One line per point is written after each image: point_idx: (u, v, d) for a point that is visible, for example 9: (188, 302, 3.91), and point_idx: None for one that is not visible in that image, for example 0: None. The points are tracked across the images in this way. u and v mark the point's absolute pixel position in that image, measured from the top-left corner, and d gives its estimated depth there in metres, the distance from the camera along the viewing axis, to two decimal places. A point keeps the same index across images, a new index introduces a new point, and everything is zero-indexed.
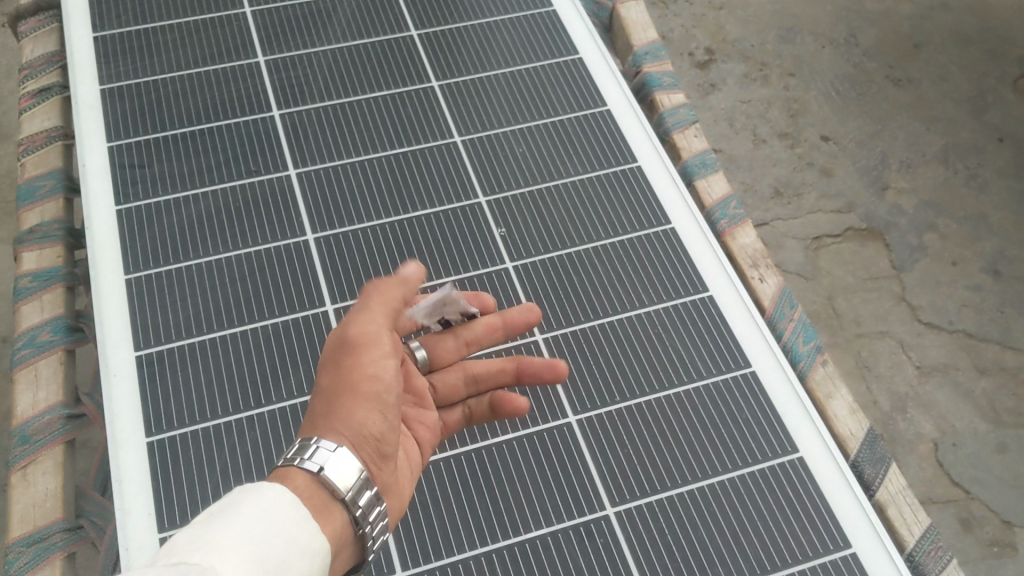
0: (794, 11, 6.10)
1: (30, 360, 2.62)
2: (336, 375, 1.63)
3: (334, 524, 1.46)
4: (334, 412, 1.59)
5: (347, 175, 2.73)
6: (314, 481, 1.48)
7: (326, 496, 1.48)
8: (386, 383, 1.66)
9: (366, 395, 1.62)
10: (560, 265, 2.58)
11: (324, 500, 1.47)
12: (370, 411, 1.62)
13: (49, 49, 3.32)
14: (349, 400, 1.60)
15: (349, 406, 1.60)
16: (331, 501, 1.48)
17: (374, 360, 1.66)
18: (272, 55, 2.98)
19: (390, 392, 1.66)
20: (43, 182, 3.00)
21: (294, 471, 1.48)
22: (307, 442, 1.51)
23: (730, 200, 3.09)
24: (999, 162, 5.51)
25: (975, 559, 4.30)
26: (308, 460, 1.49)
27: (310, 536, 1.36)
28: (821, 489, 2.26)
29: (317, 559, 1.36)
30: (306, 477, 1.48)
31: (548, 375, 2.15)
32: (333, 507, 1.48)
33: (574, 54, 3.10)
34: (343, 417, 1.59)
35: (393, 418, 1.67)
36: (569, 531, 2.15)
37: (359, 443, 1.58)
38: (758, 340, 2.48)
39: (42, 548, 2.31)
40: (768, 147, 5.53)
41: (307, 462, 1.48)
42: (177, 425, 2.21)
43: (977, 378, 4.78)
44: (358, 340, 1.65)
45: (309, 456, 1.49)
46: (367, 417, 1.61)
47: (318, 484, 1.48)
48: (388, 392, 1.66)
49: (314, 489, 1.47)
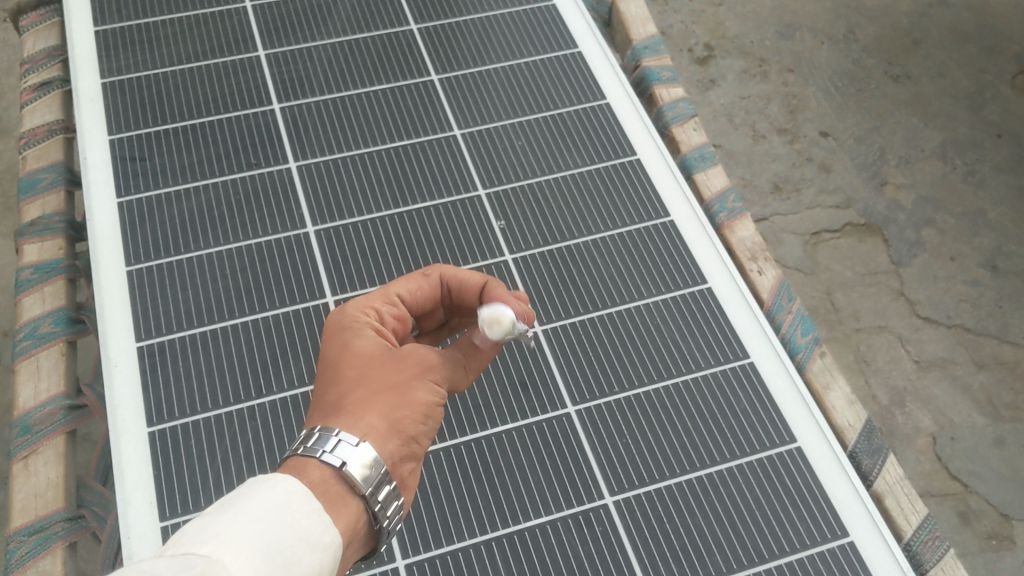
0: (793, 8, 6.11)
1: (30, 351, 2.64)
2: (389, 374, 1.70)
3: (350, 516, 1.46)
4: (375, 405, 1.65)
5: (347, 167, 2.74)
6: (334, 475, 1.48)
7: (343, 488, 1.48)
8: (433, 400, 1.72)
9: (413, 404, 1.68)
10: (559, 257, 2.59)
11: (342, 493, 1.47)
12: (410, 416, 1.67)
13: (50, 43, 3.33)
14: (396, 402, 1.66)
15: (391, 405, 1.66)
16: (349, 493, 1.49)
17: (433, 378, 1.73)
18: (273, 49, 2.99)
19: (436, 410, 1.73)
20: (44, 174, 3.02)
21: (312, 463, 1.49)
22: (327, 435, 1.52)
23: (729, 193, 3.10)
24: (997, 158, 5.52)
25: (973, 552, 4.32)
26: (329, 453, 1.49)
27: (322, 529, 1.37)
28: (818, 478, 2.27)
29: (328, 553, 1.37)
30: (324, 469, 1.48)
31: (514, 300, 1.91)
32: (349, 499, 1.48)
33: (574, 47, 3.11)
34: (384, 412, 1.64)
35: (431, 429, 1.73)
36: (567, 519, 2.16)
37: (392, 442, 1.63)
38: (756, 331, 2.49)
39: (44, 537, 2.32)
40: (767, 143, 5.54)
41: (327, 456, 1.49)
42: (178, 415, 2.22)
43: (975, 372, 4.80)
44: (429, 360, 1.74)
45: (329, 449, 1.50)
46: (409, 422, 1.66)
47: (338, 477, 1.48)
48: (435, 407, 1.72)
49: (331, 482, 1.47)
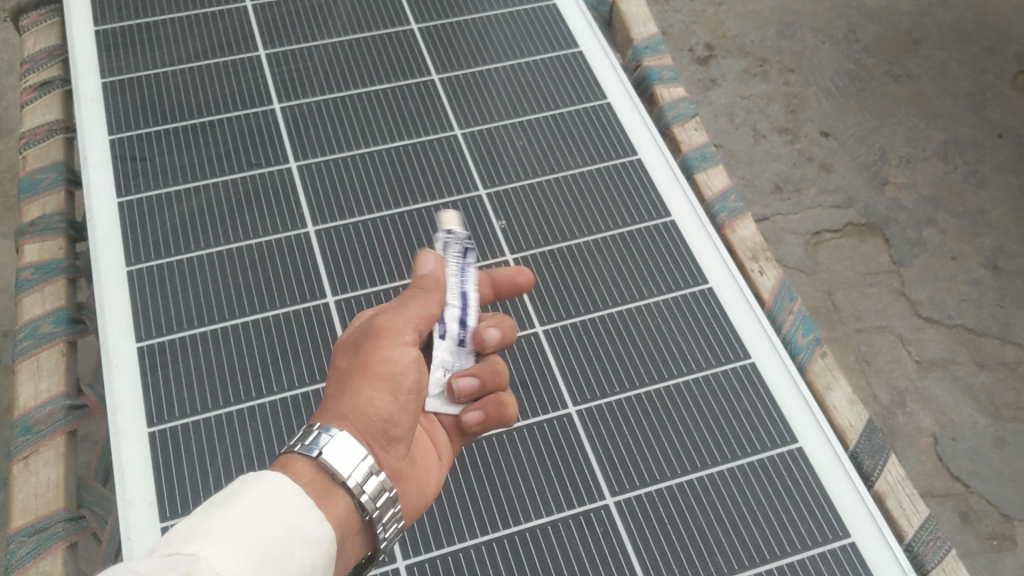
0: (794, 7, 6.11)
1: (30, 352, 2.63)
2: (352, 359, 1.72)
3: (337, 509, 1.50)
4: (344, 393, 1.66)
5: (348, 167, 2.73)
6: (315, 467, 1.52)
7: (327, 480, 1.52)
8: (400, 366, 1.71)
9: (377, 380, 1.68)
10: (560, 257, 2.59)
11: (328, 486, 1.51)
12: (377, 393, 1.67)
13: (50, 43, 3.32)
14: (360, 383, 1.67)
15: (357, 387, 1.66)
16: (333, 486, 1.52)
17: (391, 345, 1.72)
18: (273, 49, 2.98)
19: (405, 380, 1.71)
20: (45, 174, 3.01)
21: (293, 457, 1.52)
22: (309, 429, 1.56)
23: (730, 193, 3.10)
24: (998, 157, 5.51)
25: (974, 552, 4.31)
26: (309, 446, 1.53)
27: (315, 524, 1.39)
28: (820, 479, 2.27)
29: (321, 548, 1.38)
30: (306, 463, 1.52)
31: (519, 280, 2.26)
32: (337, 493, 1.52)
33: (574, 47, 3.11)
34: (352, 397, 1.65)
35: (406, 404, 1.72)
36: (569, 519, 2.15)
37: (363, 423, 1.63)
38: (757, 332, 2.48)
39: (44, 538, 2.32)
40: (768, 143, 5.54)
41: (305, 448, 1.52)
42: (178, 416, 2.21)
43: (976, 372, 4.79)
44: (384, 328, 1.74)
45: (309, 442, 1.53)
46: (379, 400, 1.67)
47: (319, 468, 1.52)
48: (402, 377, 1.71)
49: (316, 475, 1.52)
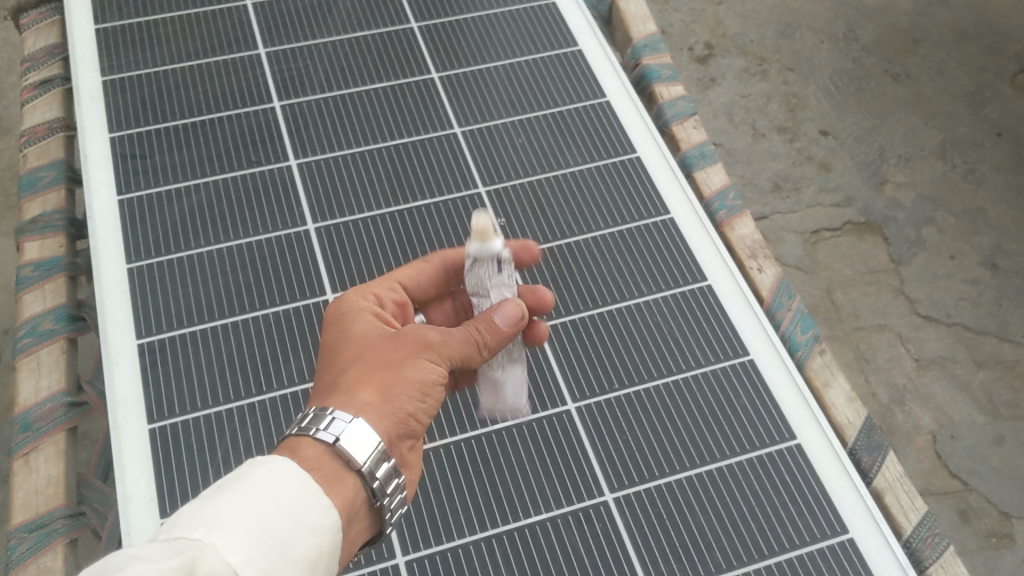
0: (793, 7, 6.12)
1: (31, 349, 2.64)
2: (386, 351, 1.74)
3: (346, 491, 1.50)
4: (372, 381, 1.69)
5: (347, 164, 2.74)
6: (328, 451, 1.53)
7: (338, 464, 1.54)
8: (432, 379, 1.74)
9: (410, 382, 1.71)
10: (559, 254, 2.59)
11: (338, 469, 1.52)
12: (406, 394, 1.70)
13: (50, 42, 3.33)
14: (391, 378, 1.70)
15: (389, 381, 1.69)
16: (344, 469, 1.54)
17: (432, 356, 1.75)
18: (273, 47, 2.99)
19: (434, 389, 1.75)
20: (45, 172, 3.02)
21: (306, 441, 1.54)
22: (320, 414, 1.58)
23: (729, 192, 3.11)
24: (996, 156, 5.52)
25: (973, 550, 4.31)
26: (323, 430, 1.55)
27: (321, 512, 1.41)
28: (818, 474, 2.28)
29: (328, 534, 1.40)
30: (318, 447, 1.54)
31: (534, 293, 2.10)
32: (345, 476, 1.53)
33: (574, 45, 3.11)
34: (380, 390, 1.68)
35: (429, 406, 1.75)
36: (568, 515, 2.16)
37: (388, 416, 1.66)
38: (756, 329, 2.49)
39: (44, 534, 2.32)
40: (767, 141, 5.55)
41: (321, 433, 1.54)
42: (178, 411, 2.22)
43: (975, 370, 4.79)
44: (430, 339, 1.76)
45: (323, 427, 1.55)
46: (406, 399, 1.70)
47: (332, 453, 1.53)
48: (433, 386, 1.74)
49: (326, 458, 1.53)
